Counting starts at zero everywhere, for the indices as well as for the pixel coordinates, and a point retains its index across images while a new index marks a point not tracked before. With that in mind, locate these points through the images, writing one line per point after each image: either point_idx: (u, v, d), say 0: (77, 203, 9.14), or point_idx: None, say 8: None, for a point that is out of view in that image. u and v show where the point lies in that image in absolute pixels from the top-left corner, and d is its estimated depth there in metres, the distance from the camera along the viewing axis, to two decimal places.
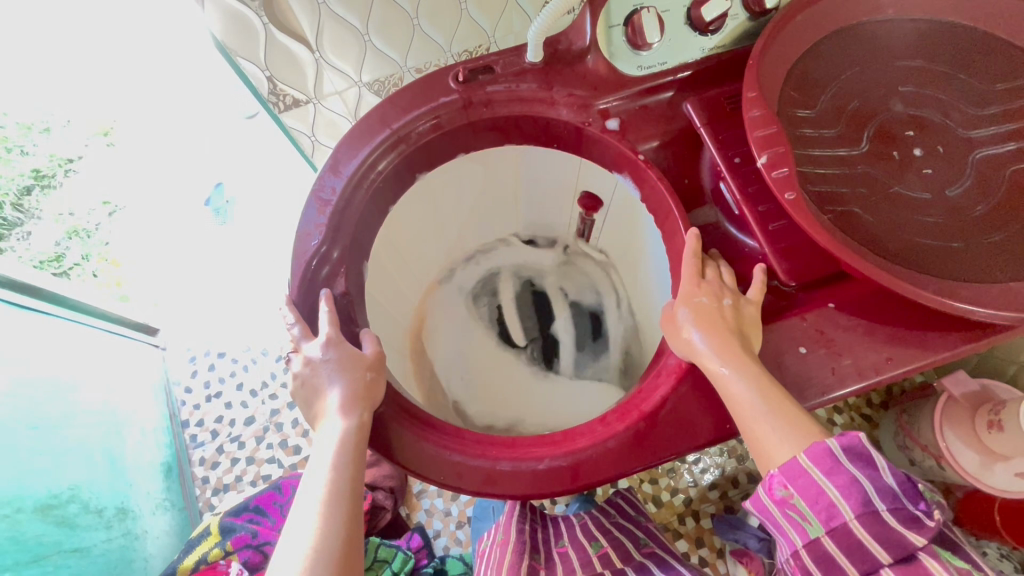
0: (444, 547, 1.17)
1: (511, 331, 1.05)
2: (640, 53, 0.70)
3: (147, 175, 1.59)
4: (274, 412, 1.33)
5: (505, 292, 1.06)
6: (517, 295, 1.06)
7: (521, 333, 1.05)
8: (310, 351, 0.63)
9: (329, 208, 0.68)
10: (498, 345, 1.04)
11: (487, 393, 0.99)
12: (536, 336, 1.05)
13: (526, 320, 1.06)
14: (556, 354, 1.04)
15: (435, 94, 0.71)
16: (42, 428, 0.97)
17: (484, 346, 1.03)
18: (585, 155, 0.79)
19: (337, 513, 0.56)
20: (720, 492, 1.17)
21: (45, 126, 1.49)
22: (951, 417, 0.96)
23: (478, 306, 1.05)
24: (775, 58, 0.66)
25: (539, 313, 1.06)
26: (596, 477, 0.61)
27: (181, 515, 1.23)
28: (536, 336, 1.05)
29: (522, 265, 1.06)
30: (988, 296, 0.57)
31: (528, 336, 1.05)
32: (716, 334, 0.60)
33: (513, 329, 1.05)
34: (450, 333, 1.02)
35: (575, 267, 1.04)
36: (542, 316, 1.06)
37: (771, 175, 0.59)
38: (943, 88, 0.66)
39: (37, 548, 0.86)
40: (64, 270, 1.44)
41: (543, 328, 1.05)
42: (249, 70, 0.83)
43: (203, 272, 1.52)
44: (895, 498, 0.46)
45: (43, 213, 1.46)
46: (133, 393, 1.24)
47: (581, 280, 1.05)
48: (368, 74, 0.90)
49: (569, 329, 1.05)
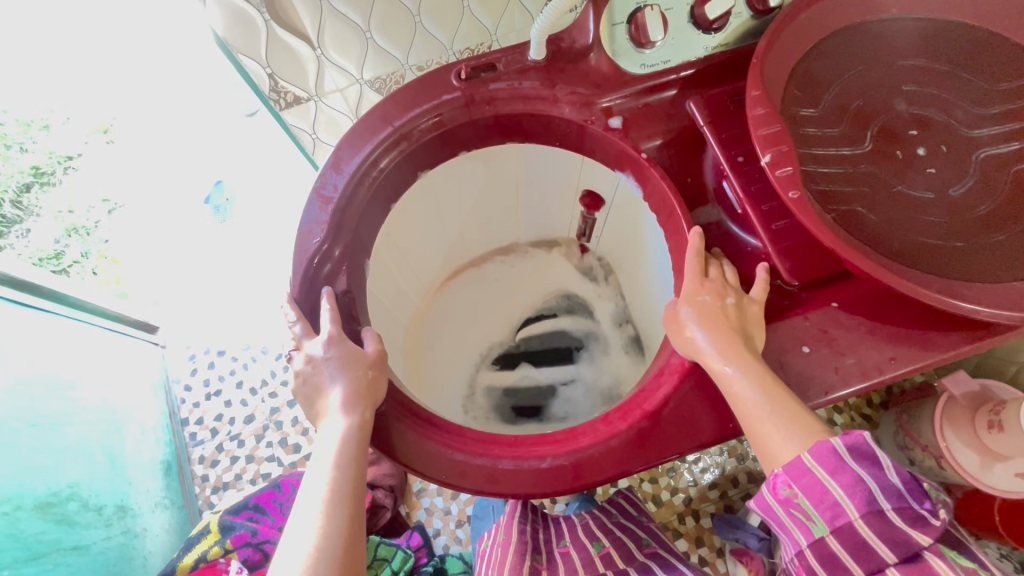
0: (444, 546, 1.17)
1: (539, 331, 1.07)
2: (643, 51, 0.70)
3: (146, 173, 1.60)
4: (274, 410, 1.33)
5: (558, 327, 1.07)
6: (553, 335, 1.06)
7: (530, 343, 1.06)
8: (311, 349, 0.63)
9: (331, 205, 0.68)
10: (509, 315, 1.08)
11: (454, 342, 1.04)
12: (523, 356, 1.05)
13: (542, 339, 1.06)
14: (512, 377, 1.03)
15: (437, 92, 0.70)
16: (41, 425, 0.96)
17: (506, 299, 1.08)
18: (587, 154, 0.79)
19: (339, 511, 0.56)
20: (719, 492, 1.17)
21: (44, 123, 1.47)
22: (952, 417, 0.96)
23: (542, 291, 1.08)
24: (779, 57, 0.66)
25: (551, 356, 1.04)
26: (598, 476, 0.61)
27: (181, 514, 1.23)
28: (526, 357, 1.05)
29: (597, 347, 1.04)
30: (991, 295, 0.57)
31: (527, 343, 1.06)
32: (719, 333, 0.60)
33: (535, 325, 1.07)
34: (494, 274, 1.08)
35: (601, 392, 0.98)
36: (543, 362, 1.04)
37: (775, 173, 0.58)
38: (946, 88, 0.66)
39: (36, 546, 0.86)
40: (64, 269, 1.46)
41: (535, 361, 1.04)
42: (250, 67, 0.83)
43: (203, 270, 1.52)
44: (900, 497, 0.46)
45: (42, 210, 1.46)
46: (133, 391, 1.24)
47: (576, 401, 0.98)
48: (369, 71, 0.90)
49: (529, 391, 1.01)
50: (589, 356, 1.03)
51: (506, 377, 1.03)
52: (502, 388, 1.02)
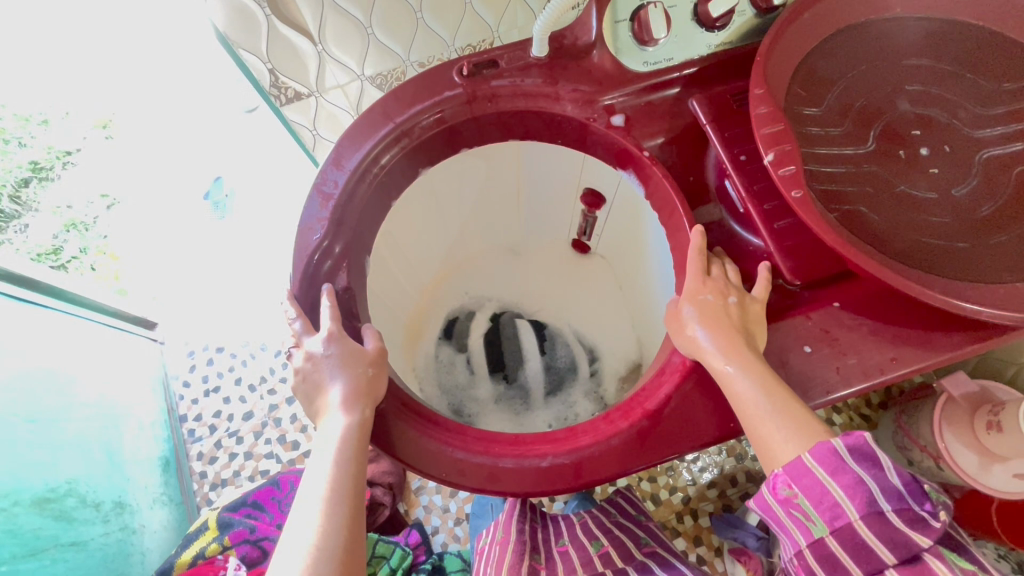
0: (442, 544, 1.17)
1: (533, 346, 1.05)
2: (646, 49, 0.70)
3: (145, 169, 1.59)
4: (272, 407, 1.32)
5: (512, 363, 1.03)
6: (505, 346, 1.04)
7: (516, 337, 1.05)
8: (311, 347, 0.63)
9: (332, 202, 0.67)
10: (528, 297, 1.08)
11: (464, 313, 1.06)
12: (497, 329, 1.05)
13: (516, 343, 1.05)
14: (473, 325, 1.05)
15: (440, 88, 0.70)
16: (38, 421, 0.96)
17: (544, 291, 1.07)
18: (589, 152, 0.79)
19: (339, 509, 0.56)
20: (718, 491, 1.17)
21: (43, 117, 1.48)
22: (950, 418, 0.96)
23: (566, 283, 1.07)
24: (782, 56, 0.66)
25: (495, 355, 1.03)
26: (599, 474, 0.61)
27: (179, 511, 1.22)
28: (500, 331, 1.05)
29: (502, 398, 0.99)
30: (993, 296, 0.57)
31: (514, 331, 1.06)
32: (720, 331, 0.60)
33: (528, 335, 1.05)
34: (535, 260, 1.07)
35: (461, 398, 0.97)
36: (488, 344, 1.04)
37: (778, 173, 0.58)
38: (950, 87, 0.66)
39: (34, 541, 0.86)
40: (61, 264, 1.43)
41: (497, 335, 1.05)
42: (251, 63, 0.82)
43: (202, 266, 1.51)
44: (900, 499, 0.46)
45: (41, 205, 1.44)
46: (131, 387, 1.24)
47: (450, 374, 1.00)
48: (370, 68, 0.90)
49: (465, 330, 1.05)
50: (501, 393, 1.00)
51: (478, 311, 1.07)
52: (453, 308, 1.05)
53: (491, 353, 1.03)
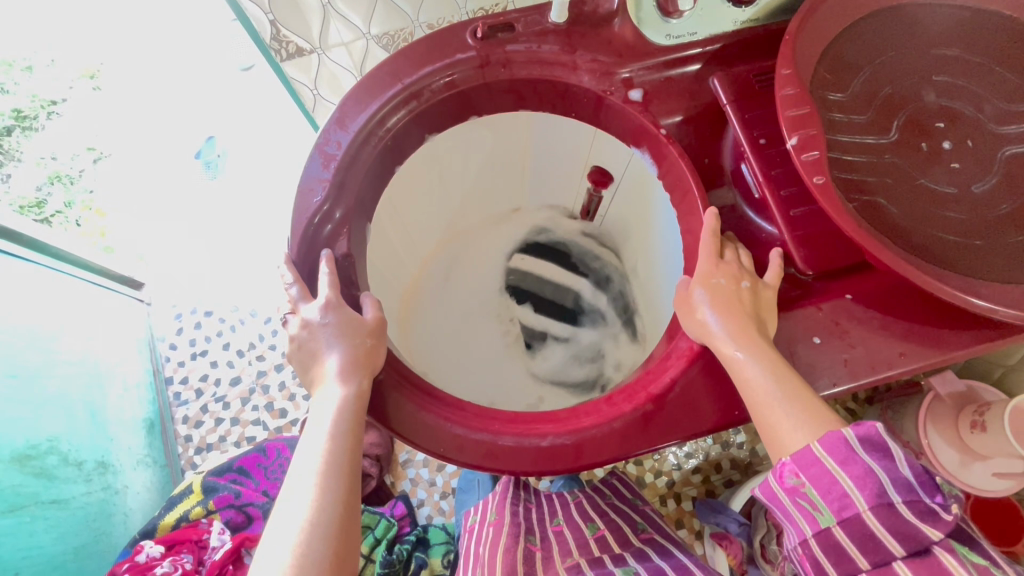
0: (427, 517, 1.17)
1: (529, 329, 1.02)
2: (670, 20, 0.65)
3: (136, 123, 1.55)
4: (260, 373, 1.28)
5: (500, 337, 1.01)
6: (497, 351, 0.99)
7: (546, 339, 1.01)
8: (308, 313, 0.60)
9: (334, 163, 0.65)
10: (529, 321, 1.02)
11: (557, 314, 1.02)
12: (532, 297, 1.03)
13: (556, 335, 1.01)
14: (550, 291, 1.03)
15: (452, 50, 0.67)
16: (18, 376, 0.93)
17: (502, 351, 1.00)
18: (603, 127, 0.76)
19: (334, 482, 0.53)
20: (702, 476, 1.18)
21: (27, 64, 1.58)
22: (935, 417, 0.97)
23: (485, 335, 1.01)
24: (809, 37, 0.63)
25: (532, 295, 1.04)
26: (599, 457, 0.60)
27: (163, 472, 1.21)
28: (540, 317, 1.02)
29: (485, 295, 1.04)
30: (1006, 296, 0.56)
31: (550, 323, 1.01)
32: (731, 317, 0.59)
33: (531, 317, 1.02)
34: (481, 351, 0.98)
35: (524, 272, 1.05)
36: (533, 295, 1.03)
37: (801, 158, 0.57)
38: (978, 80, 0.63)
39: (15, 498, 0.85)
40: (43, 217, 1.46)
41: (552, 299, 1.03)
42: (251, 12, 0.77)
43: (188, 226, 1.44)
44: (910, 490, 0.44)
45: (24, 155, 1.51)
46: (118, 346, 1.21)
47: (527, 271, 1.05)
48: (377, 26, 0.85)
49: (522, 269, 1.05)
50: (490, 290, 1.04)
51: (553, 271, 1.03)
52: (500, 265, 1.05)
53: (530, 295, 1.04)
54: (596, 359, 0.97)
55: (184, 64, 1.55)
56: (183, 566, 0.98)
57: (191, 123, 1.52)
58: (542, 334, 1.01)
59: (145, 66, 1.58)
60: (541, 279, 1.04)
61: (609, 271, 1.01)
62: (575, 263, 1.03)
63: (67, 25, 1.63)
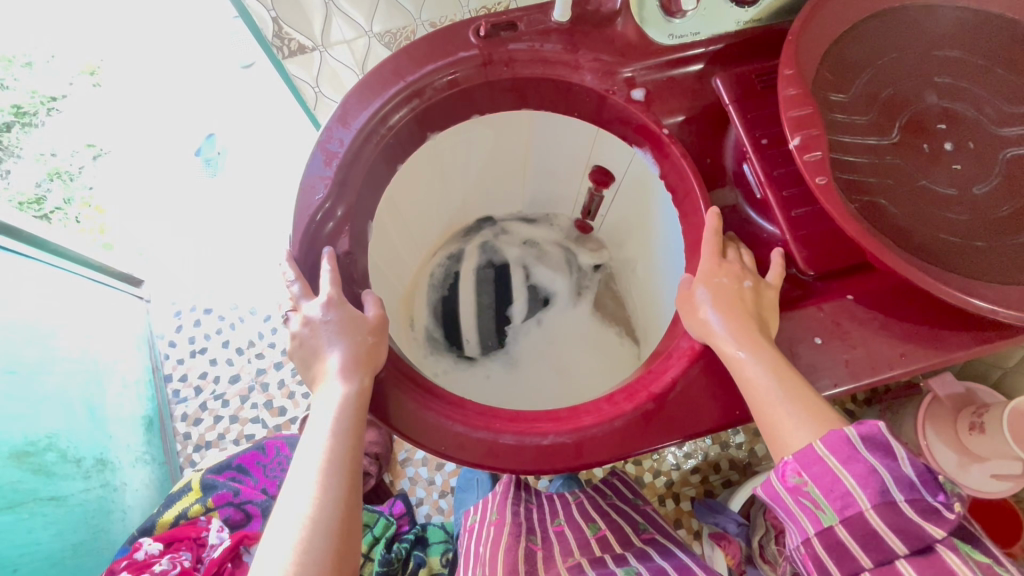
0: (426, 516, 1.17)
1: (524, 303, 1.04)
2: (673, 21, 0.66)
3: (135, 119, 1.55)
4: (259, 371, 1.28)
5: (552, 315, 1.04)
6: (556, 323, 1.03)
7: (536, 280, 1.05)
8: (309, 311, 0.60)
9: (336, 161, 0.65)
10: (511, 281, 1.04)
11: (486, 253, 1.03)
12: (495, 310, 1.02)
13: (519, 277, 1.04)
14: (484, 295, 1.02)
15: (454, 48, 0.67)
16: (18, 372, 0.93)
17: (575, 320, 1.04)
18: (605, 126, 0.76)
19: (336, 479, 0.53)
20: (701, 477, 1.18)
21: (27, 60, 1.57)
22: (934, 418, 0.97)
23: (561, 328, 1.03)
24: (812, 38, 0.63)
25: (500, 305, 1.02)
26: (599, 455, 0.60)
27: (161, 470, 1.21)
28: (510, 296, 1.03)
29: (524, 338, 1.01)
30: (1007, 297, 0.56)
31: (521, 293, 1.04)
32: (733, 316, 0.59)
33: (515, 297, 1.04)
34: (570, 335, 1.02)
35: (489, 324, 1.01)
36: (496, 304, 1.02)
37: (804, 158, 0.57)
38: (979, 82, 0.63)
39: (13, 495, 0.85)
40: (43, 214, 1.45)
41: (489, 292, 1.02)
42: (254, 9, 0.77)
43: (188, 223, 1.43)
44: (912, 488, 0.45)
45: (24, 152, 1.50)
46: (116, 343, 1.20)
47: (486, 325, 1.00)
48: (379, 25, 0.85)
49: (470, 327, 1.00)
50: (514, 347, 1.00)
51: (465, 291, 1.01)
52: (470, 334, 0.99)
53: (499, 310, 1.02)
54: (536, 245, 1.05)
55: (184, 61, 1.55)
56: (182, 563, 0.98)
57: (191, 120, 1.51)
58: (535, 287, 1.05)
59: (145, 63, 1.58)
60: (469, 292, 1.01)
61: (456, 239, 1.01)
62: (451, 279, 1.01)
63: (68, 21, 1.63)
